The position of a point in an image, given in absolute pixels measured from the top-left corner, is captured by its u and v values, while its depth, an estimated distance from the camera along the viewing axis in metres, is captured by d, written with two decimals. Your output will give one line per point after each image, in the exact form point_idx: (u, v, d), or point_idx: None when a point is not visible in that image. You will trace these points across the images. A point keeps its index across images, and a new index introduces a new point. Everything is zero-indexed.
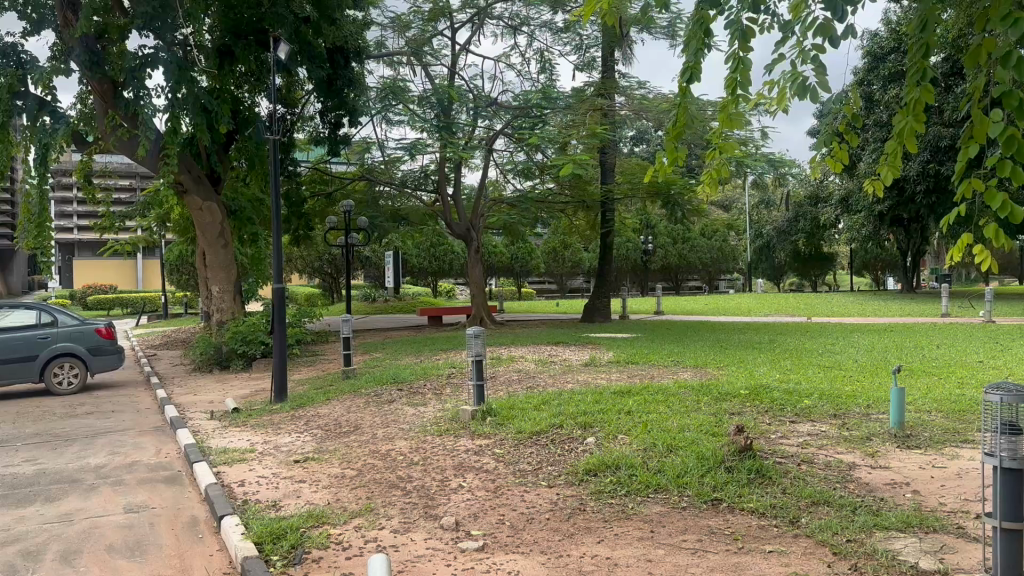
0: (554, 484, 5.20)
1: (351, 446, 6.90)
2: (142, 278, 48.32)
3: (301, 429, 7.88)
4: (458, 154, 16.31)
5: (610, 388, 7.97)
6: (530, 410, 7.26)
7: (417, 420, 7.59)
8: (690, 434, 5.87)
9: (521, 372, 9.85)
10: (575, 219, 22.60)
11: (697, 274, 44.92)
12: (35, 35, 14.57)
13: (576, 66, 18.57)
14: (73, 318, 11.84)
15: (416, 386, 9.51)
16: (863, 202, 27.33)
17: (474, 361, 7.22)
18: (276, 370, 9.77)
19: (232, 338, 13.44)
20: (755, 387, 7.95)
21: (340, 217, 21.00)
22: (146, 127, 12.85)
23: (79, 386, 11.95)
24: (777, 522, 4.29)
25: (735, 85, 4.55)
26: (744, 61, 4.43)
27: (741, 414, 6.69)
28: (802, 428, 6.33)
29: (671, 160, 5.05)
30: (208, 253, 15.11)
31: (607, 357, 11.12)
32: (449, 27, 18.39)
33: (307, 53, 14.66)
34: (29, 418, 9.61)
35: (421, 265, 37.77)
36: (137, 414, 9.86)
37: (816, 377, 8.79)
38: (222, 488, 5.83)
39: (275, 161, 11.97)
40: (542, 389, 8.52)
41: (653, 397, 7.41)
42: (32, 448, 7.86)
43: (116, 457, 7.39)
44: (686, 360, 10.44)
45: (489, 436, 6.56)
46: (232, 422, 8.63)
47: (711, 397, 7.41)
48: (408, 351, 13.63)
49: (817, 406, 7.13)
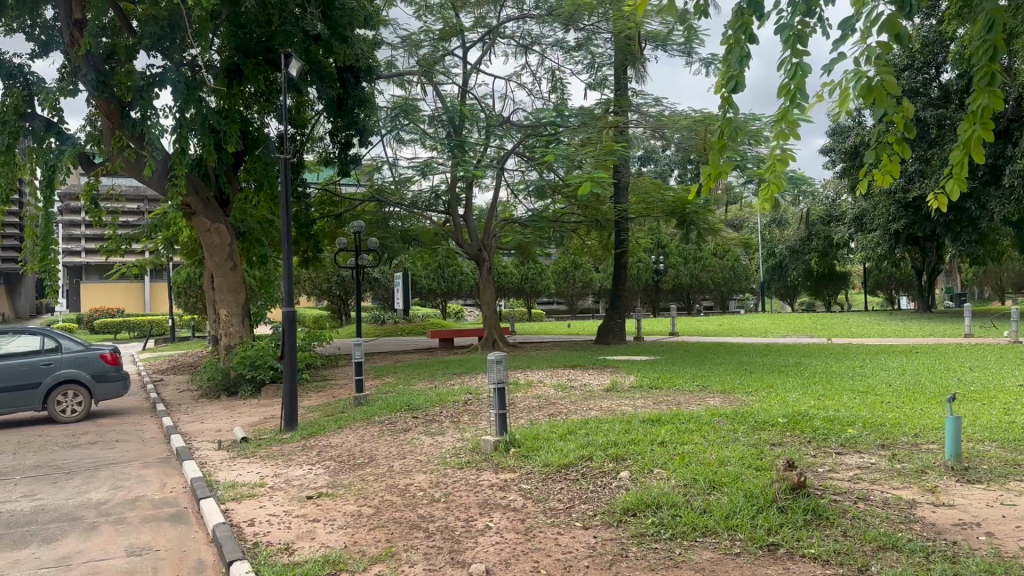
0: (590, 525, 4.79)
1: (367, 479, 6.50)
2: (150, 302, 48.24)
3: (314, 461, 7.48)
4: (470, 172, 16.05)
5: (639, 416, 7.55)
6: (556, 440, 6.83)
7: (436, 451, 7.17)
8: (732, 469, 5.47)
9: (542, 398, 9.45)
10: (587, 239, 22.26)
11: (709, 294, 44.47)
12: (43, 57, 14.41)
13: (588, 84, 18.18)
14: (77, 344, 11.51)
15: (433, 414, 9.10)
16: (879, 220, 26.88)
17: (495, 389, 6.78)
18: (286, 398, 9.38)
19: (241, 363, 13.05)
20: (792, 415, 7.54)
21: (350, 238, 20.70)
22: (153, 147, 12.57)
23: (83, 414, 11.59)
24: (844, 572, 3.88)
25: (791, 94, 4.47)
26: (802, 68, 4.38)
27: (784, 445, 6.29)
28: (849, 461, 5.95)
29: (714, 177, 4.84)
30: (216, 275, 14.74)
31: (628, 381, 10.69)
32: (460, 46, 18.12)
33: (317, 72, 14.51)
34: (30, 449, 9.22)
35: (431, 286, 37.50)
36: (141, 444, 9.48)
37: (853, 404, 8.37)
38: (231, 528, 5.43)
39: (286, 181, 11.61)
40: (565, 417, 8.12)
41: (686, 426, 7.00)
42: (32, 482, 7.48)
43: (119, 492, 7.00)
44: (712, 384, 10.03)
45: (515, 469, 6.16)
46: (241, 453, 8.24)
47: (747, 426, 6.99)
48: (421, 375, 13.24)
49: (862, 436, 6.71)
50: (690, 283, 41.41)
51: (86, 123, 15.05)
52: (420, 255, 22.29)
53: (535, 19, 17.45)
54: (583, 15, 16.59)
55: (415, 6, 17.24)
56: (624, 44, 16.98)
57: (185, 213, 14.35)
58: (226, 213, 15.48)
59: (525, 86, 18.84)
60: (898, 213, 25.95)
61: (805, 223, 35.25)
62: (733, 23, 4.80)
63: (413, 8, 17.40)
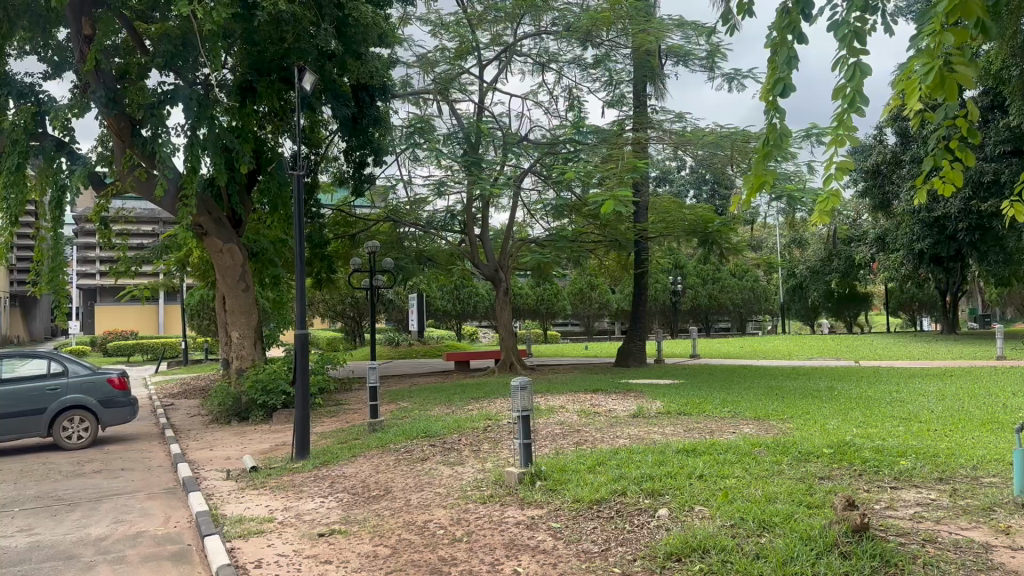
0: (630, 572, 4.33)
1: (383, 515, 6.06)
2: (164, 324, 48.15)
3: (326, 493, 7.05)
4: (487, 190, 15.69)
5: (672, 445, 7.08)
6: (585, 472, 6.35)
7: (456, 483, 6.72)
8: (782, 506, 5.05)
9: (566, 425, 8.98)
10: (605, 259, 21.83)
11: (728, 317, 43.79)
12: (56, 78, 14.25)
13: (606, 102, 17.81)
14: (84, 368, 11.17)
15: (451, 441, 8.66)
16: (902, 239, 26.23)
17: (520, 418, 6.28)
18: (298, 425, 8.95)
19: (252, 388, 12.69)
20: (837, 445, 7.05)
21: (365, 259, 20.40)
22: (164, 166, 12.26)
23: (90, 441, 11.19)
24: None
25: (848, 97, 4.05)
26: (860, 67, 3.94)
27: (835, 479, 5.84)
28: (907, 497, 5.47)
29: (757, 186, 4.40)
30: (228, 296, 14.40)
31: (655, 406, 10.24)
32: (476, 65, 17.87)
33: (331, 91, 14.26)
34: (32, 478, 8.85)
35: (446, 308, 37.10)
36: (148, 473, 9.08)
37: (899, 432, 7.89)
38: (236, 569, 5.01)
39: (299, 201, 11.16)
40: (593, 446, 7.65)
41: (725, 457, 6.53)
42: (29, 514, 7.09)
43: (120, 527, 6.58)
44: (744, 410, 9.54)
45: (542, 505, 5.69)
46: (249, 483, 7.83)
47: (792, 457, 6.52)
48: (437, 400, 12.80)
49: (916, 468, 6.22)
50: (708, 304, 40.83)
51: (96, 144, 14.83)
52: (435, 277, 21.91)
53: (552, 36, 17.14)
54: (601, 31, 16.20)
55: (431, 24, 17.01)
56: (643, 60, 16.63)
57: (196, 233, 14.01)
58: (238, 234, 15.14)
59: (542, 105, 18.55)
60: (923, 232, 25.43)
61: (826, 243, 34.70)
62: (779, 24, 4.42)
63: (428, 26, 17.19)
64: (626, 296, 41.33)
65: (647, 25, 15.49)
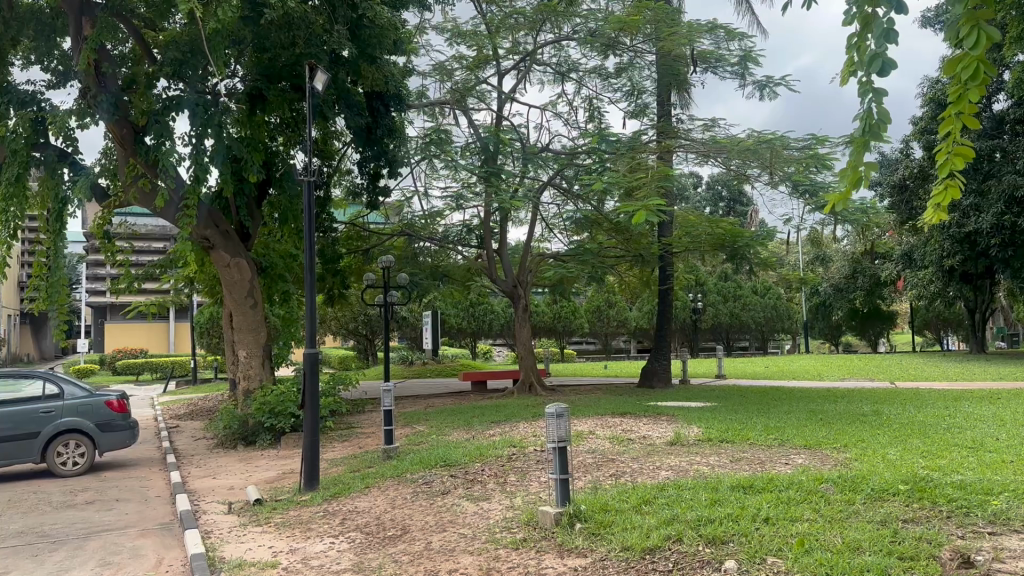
0: None
1: (400, 561, 5.31)
2: (175, 342, 47.74)
3: (337, 532, 6.33)
4: (505, 200, 14.96)
5: (725, 480, 6.30)
6: (631, 513, 5.57)
7: (482, 522, 5.97)
8: (872, 559, 4.28)
9: (599, 454, 8.21)
10: (626, 275, 21.08)
11: (749, 337, 42.75)
12: (60, 87, 13.70)
13: (627, 113, 17.18)
14: (81, 390, 10.49)
15: (473, 472, 7.92)
16: (932, 255, 25.24)
17: (555, 449, 5.52)
18: (307, 453, 8.22)
19: (260, 411, 12.04)
20: (913, 480, 6.23)
21: (378, 275, 19.73)
22: (167, 175, 11.61)
23: (86, 468, 10.49)
24: None
25: (971, 68, 3.20)
26: (989, 33, 3.03)
27: (920, 522, 5.06)
28: (1013, 545, 4.66)
29: (853, 184, 3.63)
30: (236, 312, 13.71)
31: (694, 433, 9.44)
32: (495, 74, 17.25)
33: (345, 100, 13.66)
34: (20, 509, 8.16)
35: (461, 324, 36.37)
36: (143, 504, 8.38)
37: (972, 465, 7.07)
38: None
39: (310, 212, 10.44)
40: (633, 480, 6.88)
41: (787, 495, 5.76)
42: (8, 554, 6.40)
43: (106, 570, 5.87)
44: (793, 438, 8.69)
45: (584, 553, 4.94)
46: (254, 519, 7.10)
47: (865, 496, 5.72)
48: (455, 424, 12.03)
49: (1012, 508, 5.37)
50: (729, 322, 39.86)
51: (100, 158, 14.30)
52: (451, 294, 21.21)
53: (572, 44, 16.46)
54: (625, 38, 15.56)
55: (448, 32, 16.42)
56: (669, 66, 15.95)
57: (203, 247, 13.33)
58: (247, 248, 14.48)
59: (562, 116, 17.87)
60: (953, 248, 24.16)
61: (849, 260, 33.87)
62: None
63: (445, 35, 16.60)
64: (645, 314, 40.41)
65: (677, 28, 14.72)
